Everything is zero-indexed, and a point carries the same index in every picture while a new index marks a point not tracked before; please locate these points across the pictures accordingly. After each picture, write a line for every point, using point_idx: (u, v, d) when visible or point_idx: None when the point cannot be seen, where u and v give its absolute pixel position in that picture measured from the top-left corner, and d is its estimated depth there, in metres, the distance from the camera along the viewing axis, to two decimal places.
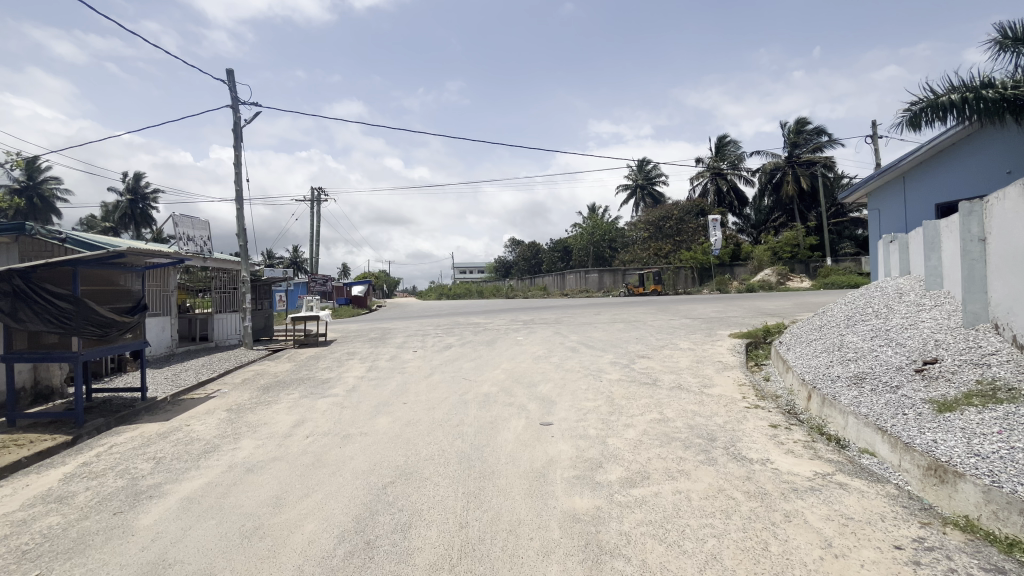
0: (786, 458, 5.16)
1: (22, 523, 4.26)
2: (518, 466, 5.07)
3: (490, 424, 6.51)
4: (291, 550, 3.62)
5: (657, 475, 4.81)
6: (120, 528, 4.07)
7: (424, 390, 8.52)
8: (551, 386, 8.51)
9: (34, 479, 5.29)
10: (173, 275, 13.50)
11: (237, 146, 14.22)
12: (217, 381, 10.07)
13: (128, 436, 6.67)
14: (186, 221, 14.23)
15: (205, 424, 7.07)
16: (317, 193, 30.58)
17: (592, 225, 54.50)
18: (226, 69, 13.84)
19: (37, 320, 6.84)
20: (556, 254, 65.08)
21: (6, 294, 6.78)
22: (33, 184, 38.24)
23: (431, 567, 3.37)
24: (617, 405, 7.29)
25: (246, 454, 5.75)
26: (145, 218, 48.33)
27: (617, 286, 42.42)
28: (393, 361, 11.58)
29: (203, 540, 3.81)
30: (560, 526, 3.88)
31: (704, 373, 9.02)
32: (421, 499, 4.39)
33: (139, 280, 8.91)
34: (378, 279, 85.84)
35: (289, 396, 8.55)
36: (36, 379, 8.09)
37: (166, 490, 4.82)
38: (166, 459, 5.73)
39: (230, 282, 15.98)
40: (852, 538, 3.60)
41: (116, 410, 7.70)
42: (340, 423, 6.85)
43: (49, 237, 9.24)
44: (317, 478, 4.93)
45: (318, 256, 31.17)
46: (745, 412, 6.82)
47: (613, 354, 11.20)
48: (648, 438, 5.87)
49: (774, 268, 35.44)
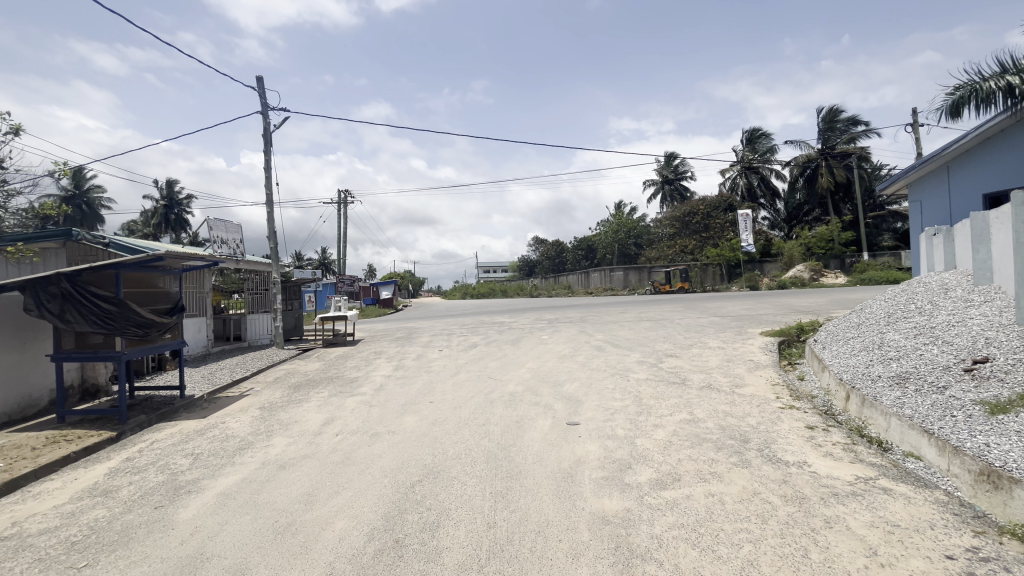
0: (824, 461, 4.97)
1: (71, 515, 4.47)
2: (545, 467, 5.03)
3: (516, 424, 6.48)
4: (323, 547, 3.66)
5: (688, 477, 4.70)
6: (161, 522, 4.21)
7: (450, 390, 8.53)
8: (577, 385, 8.41)
9: (81, 473, 5.54)
10: (208, 276, 13.97)
11: (267, 151, 14.61)
12: (249, 380, 10.36)
13: (167, 433, 6.93)
14: (220, 225, 14.71)
15: (239, 422, 7.28)
16: (344, 195, 31.26)
17: (616, 223, 54.08)
18: (256, 76, 14.29)
19: (83, 321, 7.10)
20: (579, 252, 64.61)
21: (56, 296, 7.08)
22: (81, 192, 40.46)
23: (460, 567, 3.35)
24: (646, 405, 7.14)
25: (278, 451, 5.89)
26: (181, 224, 50.55)
27: (643, 286, 41.92)
28: (419, 360, 11.64)
29: (241, 534, 3.92)
30: (590, 528, 3.82)
31: (735, 373, 8.77)
32: (448, 498, 4.40)
33: (176, 282, 9.20)
34: (405, 279, 88.10)
35: (319, 394, 8.71)
36: (83, 377, 8.51)
37: (203, 486, 4.97)
38: (203, 455, 5.92)
39: (263, 283, 16.53)
40: (900, 547, 3.42)
41: (156, 407, 8.02)
42: (368, 421, 6.93)
43: (92, 242, 9.62)
44: (346, 477, 4.98)
45: (345, 257, 31.99)
46: (779, 413, 6.60)
47: (640, 353, 11.04)
48: (678, 439, 5.74)
49: (807, 264, 34.31)
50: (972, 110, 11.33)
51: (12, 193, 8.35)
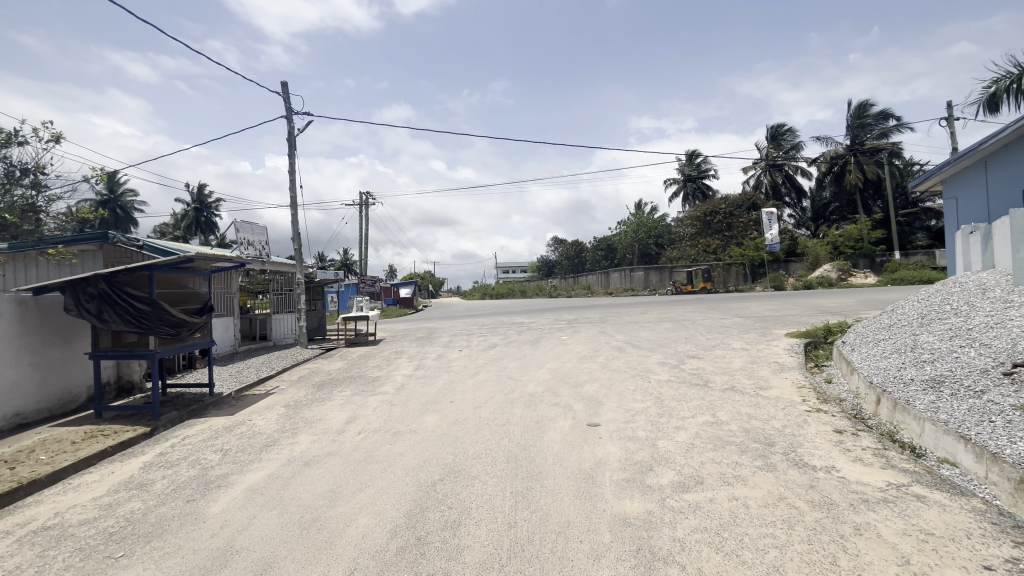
0: (853, 466, 4.83)
1: (108, 507, 4.66)
2: (566, 468, 5.02)
3: (537, 424, 6.49)
4: (346, 543, 3.74)
5: (711, 480, 4.63)
6: (192, 515, 4.36)
7: (470, 389, 8.59)
8: (597, 386, 8.37)
9: (117, 466, 5.76)
10: (236, 277, 14.35)
11: (291, 154, 14.95)
12: (275, 378, 10.61)
13: (197, 429, 7.15)
14: (246, 227, 15.11)
15: (265, 419, 7.46)
16: (366, 197, 31.74)
17: (636, 222, 53.59)
18: (281, 81, 14.63)
19: (119, 321, 7.40)
20: (599, 252, 64.20)
21: (94, 297, 7.40)
22: (116, 196, 42.04)
23: (481, 566, 3.37)
24: (667, 407, 7.06)
25: (303, 448, 6.03)
26: (210, 226, 52.09)
27: (664, 286, 41.42)
28: (439, 360, 11.74)
29: (268, 529, 4.02)
30: (611, 529, 3.80)
31: (760, 375, 8.59)
32: (469, 497, 4.44)
33: (206, 283, 9.50)
34: (425, 279, 88.96)
35: (342, 393, 8.88)
36: (118, 374, 8.85)
37: (232, 481, 5.12)
38: (232, 451, 6.10)
39: (287, 283, 16.91)
40: (934, 556, 3.31)
41: (187, 404, 8.29)
42: (390, 420, 7.04)
43: (127, 245, 10.00)
44: (369, 474, 5.07)
45: (367, 258, 32.47)
46: (805, 416, 6.45)
47: (661, 354, 10.91)
48: (701, 442, 5.66)
49: (835, 264, 33.41)
50: (1011, 102, 10.87)
51: (52, 197, 8.75)
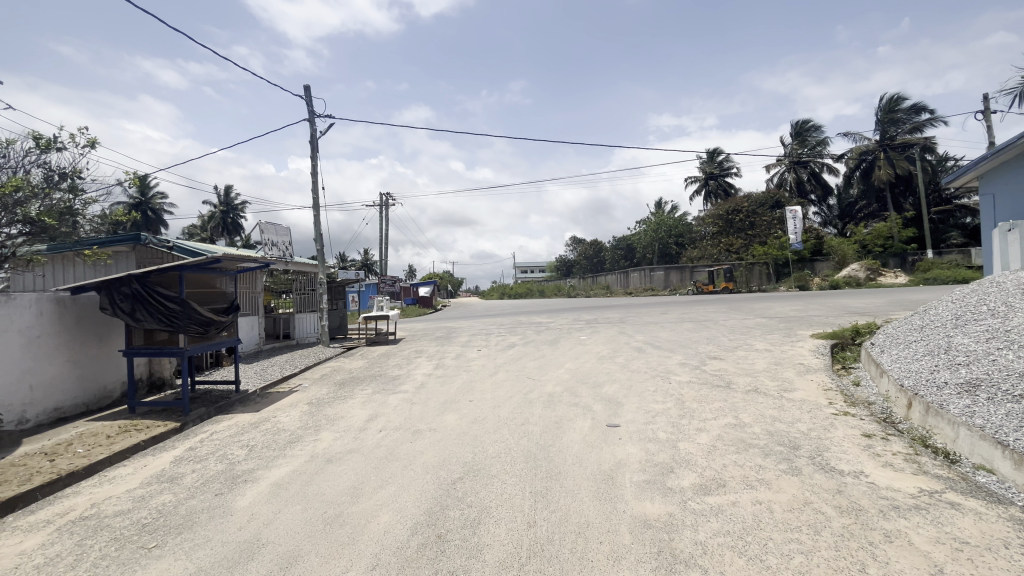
0: (883, 471, 4.69)
1: (142, 499, 4.83)
2: (585, 468, 5.00)
3: (556, 424, 6.49)
4: (368, 539, 3.80)
5: (734, 483, 4.56)
6: (220, 508, 4.49)
7: (489, 389, 8.63)
8: (617, 387, 8.31)
9: (149, 460, 5.96)
10: (260, 277, 14.69)
11: (314, 157, 15.24)
12: (298, 376, 10.83)
13: (225, 425, 7.35)
14: (270, 228, 15.46)
15: (289, 416, 7.62)
16: (386, 198, 32.10)
17: (656, 222, 52.98)
18: (304, 85, 14.92)
19: (151, 319, 7.66)
20: (618, 252, 63.66)
21: (128, 296, 7.68)
22: (147, 199, 43.46)
23: (501, 565, 3.39)
24: (688, 408, 6.97)
25: (326, 445, 6.14)
26: (236, 227, 53.45)
27: (685, 286, 40.85)
28: (458, 359, 11.82)
29: (293, 523, 4.11)
30: (631, 531, 3.78)
31: (784, 377, 8.41)
32: (489, 496, 4.46)
33: (233, 283, 9.76)
34: (444, 279, 89.65)
35: (363, 391, 9.01)
36: (150, 371, 9.15)
37: (257, 476, 5.25)
38: (257, 447, 6.25)
39: (310, 283, 17.23)
40: (969, 566, 3.19)
41: (215, 401, 8.53)
42: (410, 418, 7.12)
43: (158, 246, 10.34)
44: (390, 472, 5.14)
45: (387, 258, 32.85)
46: (832, 419, 6.29)
47: (682, 355, 10.77)
48: (723, 444, 5.57)
49: (863, 263, 32.45)
50: None
51: (89, 200, 9.10)
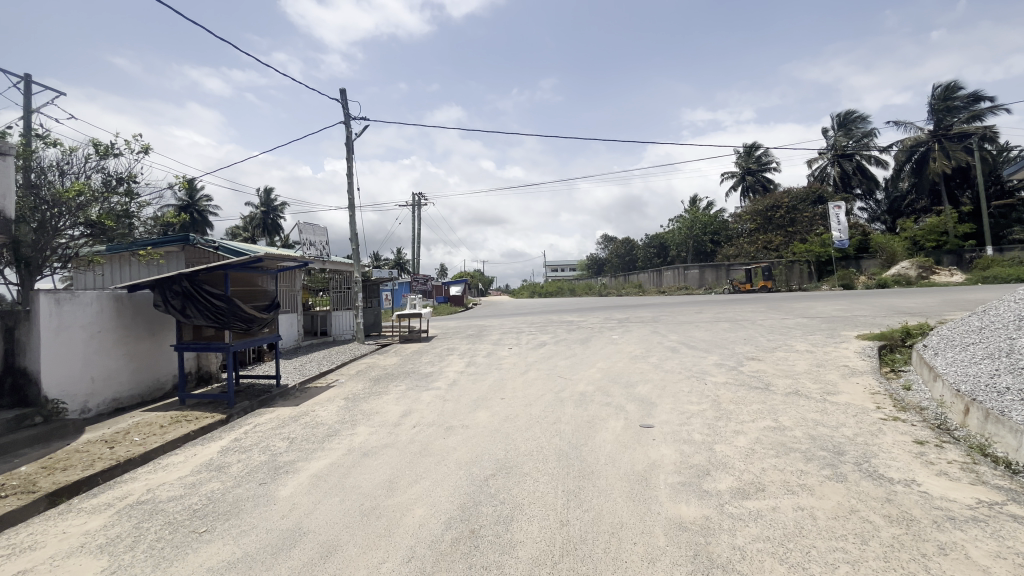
0: (937, 481, 4.44)
1: (192, 486, 5.10)
2: (618, 468, 4.95)
3: (588, 423, 6.45)
4: (404, 531, 3.89)
5: (774, 488, 4.42)
6: (264, 497, 4.68)
7: (520, 387, 8.65)
8: (650, 387, 8.18)
9: (198, 449, 6.28)
10: (299, 275, 15.21)
11: (349, 158, 15.64)
12: (335, 372, 11.15)
13: (267, 417, 7.65)
14: (308, 229, 15.98)
15: (327, 411, 7.86)
16: (418, 198, 32.58)
17: (690, 219, 51.75)
18: (340, 89, 15.33)
19: (200, 316, 8.07)
20: (651, 250, 62.52)
21: (179, 294, 8.11)
22: (193, 201, 45.60)
23: (534, 562, 3.40)
24: (725, 410, 6.79)
25: (362, 439, 6.31)
26: (275, 228, 55.46)
27: (720, 285, 39.75)
28: (490, 357, 11.89)
29: (332, 514, 4.25)
30: (666, 533, 3.72)
31: (827, 379, 8.08)
32: (522, 493, 4.48)
33: (274, 281, 10.14)
34: (475, 277, 90.33)
35: (397, 388, 9.21)
36: (199, 365, 9.63)
37: (298, 467, 5.44)
38: (298, 439, 6.48)
39: (345, 282, 17.72)
40: None
41: (258, 394, 8.89)
42: (443, 415, 7.23)
43: (205, 246, 10.87)
44: (424, 467, 5.23)
45: (419, 257, 33.34)
46: (880, 425, 6.00)
47: (718, 355, 10.49)
48: (762, 447, 5.40)
49: (914, 260, 30.70)
50: None
51: (143, 203, 9.66)
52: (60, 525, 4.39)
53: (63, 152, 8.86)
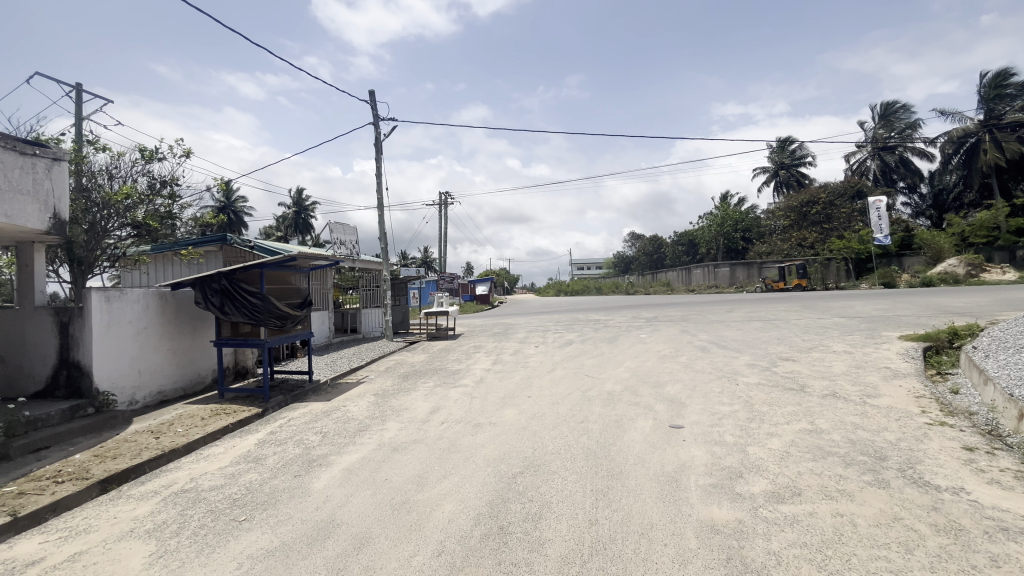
0: (988, 489, 4.21)
1: (232, 476, 5.30)
2: (648, 469, 4.89)
3: (616, 423, 6.39)
4: (434, 526, 3.94)
5: (811, 493, 4.28)
6: (299, 489, 4.82)
7: (547, 385, 8.63)
8: (680, 387, 8.04)
9: (236, 441, 6.52)
10: (330, 274, 15.60)
11: (378, 159, 15.92)
12: (365, 369, 11.38)
13: (301, 412, 7.88)
14: (339, 228, 16.37)
15: (358, 406, 8.04)
16: (444, 197, 32.88)
17: (720, 215, 50.52)
18: (369, 90, 15.61)
19: (237, 313, 8.36)
20: (679, 247, 61.36)
21: (218, 292, 8.42)
22: (230, 202, 47.28)
23: (563, 561, 3.40)
24: (758, 412, 6.62)
25: (392, 435, 6.43)
26: (307, 227, 56.96)
27: (752, 283, 38.69)
28: (516, 355, 11.91)
29: (364, 507, 4.35)
30: (698, 536, 3.65)
31: (867, 381, 7.76)
32: (550, 492, 4.48)
33: (306, 279, 10.42)
34: (500, 275, 90.57)
35: (425, 385, 9.33)
36: (236, 360, 9.99)
37: (330, 461, 5.59)
38: (330, 433, 6.65)
39: (374, 280, 18.09)
40: None
41: (292, 389, 9.16)
42: (470, 412, 7.29)
43: (242, 246, 11.26)
44: (452, 463, 5.29)
45: (446, 255, 33.67)
46: (925, 430, 5.72)
47: (750, 355, 10.21)
48: (798, 450, 5.24)
49: (962, 258, 29.13)
50: None
51: (184, 205, 10.07)
52: (111, 511, 4.63)
53: (111, 157, 9.33)
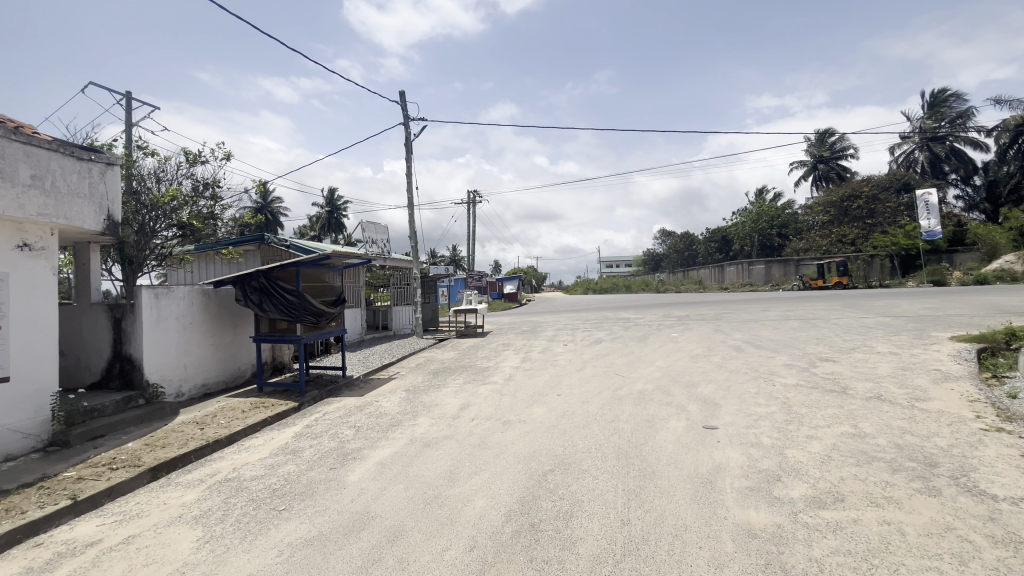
0: None
1: (271, 467, 5.49)
2: (681, 470, 4.81)
3: (647, 422, 6.30)
4: (466, 521, 3.99)
5: (855, 499, 4.11)
6: (335, 481, 4.96)
7: (576, 384, 8.57)
8: (713, 387, 7.85)
9: (275, 434, 6.75)
10: (362, 272, 15.96)
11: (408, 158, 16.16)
12: (396, 365, 11.58)
13: (335, 406, 8.09)
14: (370, 227, 16.71)
15: (389, 402, 8.19)
16: (472, 196, 33.08)
17: (755, 211, 49.00)
18: (399, 91, 15.86)
19: (275, 310, 8.66)
20: (712, 244, 59.88)
21: (257, 289, 8.74)
22: (267, 202, 48.90)
23: (595, 560, 3.38)
24: (796, 413, 6.40)
25: (423, 430, 6.53)
26: (339, 226, 58.36)
27: (788, 281, 37.38)
28: (545, 353, 11.87)
29: (397, 500, 4.43)
30: (734, 539, 3.57)
31: (915, 384, 7.38)
32: (581, 490, 4.45)
33: (339, 277, 10.69)
34: (528, 273, 90.54)
35: (455, 381, 9.42)
36: (274, 356, 10.35)
37: (364, 455, 5.72)
38: (363, 428, 6.81)
39: (405, 279, 18.41)
40: None
41: (326, 384, 9.42)
42: (500, 409, 7.32)
43: (278, 245, 11.64)
44: (483, 459, 5.33)
45: (474, 254, 33.91)
46: (980, 436, 5.40)
47: (788, 356, 9.87)
48: (840, 454, 5.05)
49: (1021, 254, 27.32)
50: None
51: (225, 206, 10.49)
52: (161, 497, 4.88)
53: (159, 161, 9.81)
